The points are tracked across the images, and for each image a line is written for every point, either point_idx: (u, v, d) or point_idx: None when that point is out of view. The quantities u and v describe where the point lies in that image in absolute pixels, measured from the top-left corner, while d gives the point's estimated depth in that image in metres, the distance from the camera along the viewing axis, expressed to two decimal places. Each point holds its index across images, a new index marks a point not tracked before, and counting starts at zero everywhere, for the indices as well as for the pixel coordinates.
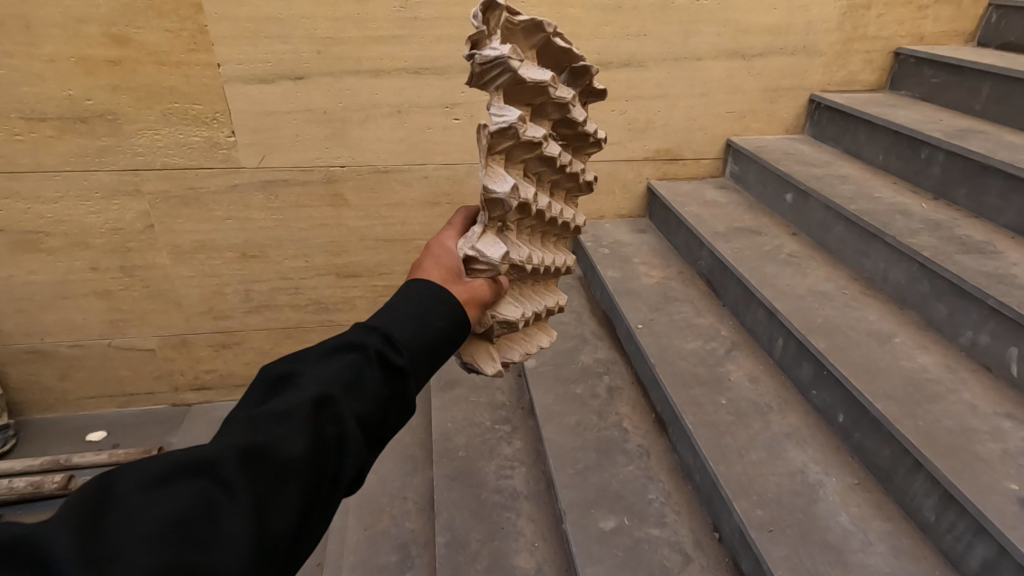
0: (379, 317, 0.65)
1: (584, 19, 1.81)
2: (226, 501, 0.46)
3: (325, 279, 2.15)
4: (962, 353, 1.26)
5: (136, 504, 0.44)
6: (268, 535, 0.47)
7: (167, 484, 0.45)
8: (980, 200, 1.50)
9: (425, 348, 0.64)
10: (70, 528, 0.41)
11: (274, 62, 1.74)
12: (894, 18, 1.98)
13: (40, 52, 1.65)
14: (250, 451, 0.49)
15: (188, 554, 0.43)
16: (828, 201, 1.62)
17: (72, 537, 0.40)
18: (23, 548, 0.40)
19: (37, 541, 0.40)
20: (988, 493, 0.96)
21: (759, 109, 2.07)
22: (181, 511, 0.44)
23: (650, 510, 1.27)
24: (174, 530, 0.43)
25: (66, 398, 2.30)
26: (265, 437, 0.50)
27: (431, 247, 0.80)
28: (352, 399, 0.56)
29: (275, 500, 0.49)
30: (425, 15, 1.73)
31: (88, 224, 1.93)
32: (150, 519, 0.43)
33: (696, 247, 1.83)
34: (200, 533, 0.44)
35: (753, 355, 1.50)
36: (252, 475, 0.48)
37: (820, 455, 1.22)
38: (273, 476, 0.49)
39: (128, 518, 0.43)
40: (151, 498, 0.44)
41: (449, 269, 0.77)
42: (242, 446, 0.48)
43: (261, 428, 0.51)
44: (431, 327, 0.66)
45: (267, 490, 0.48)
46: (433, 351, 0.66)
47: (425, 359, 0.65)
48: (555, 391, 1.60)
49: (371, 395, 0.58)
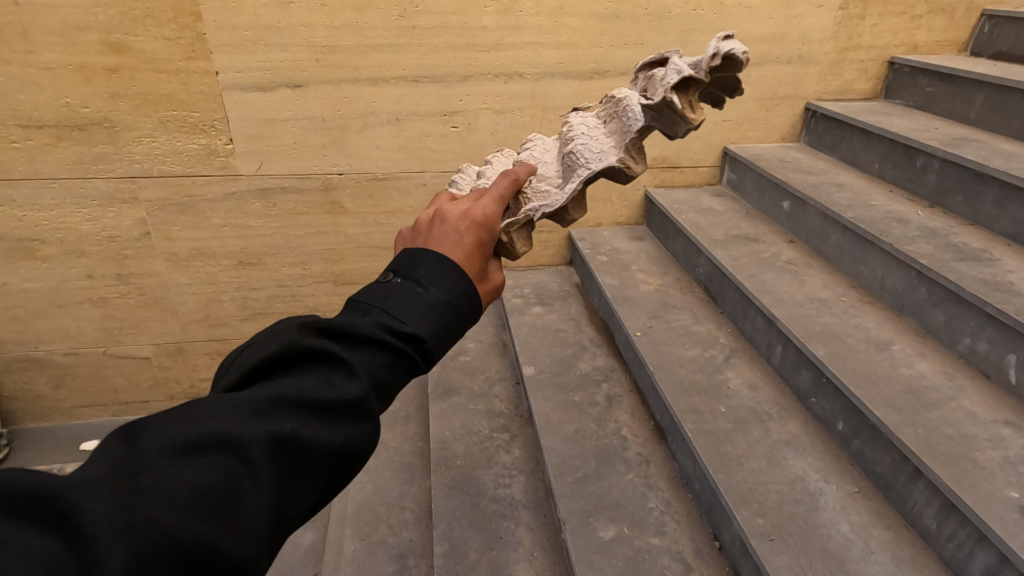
0: (419, 309, 0.63)
1: (581, 28, 1.82)
2: (251, 481, 0.45)
3: (322, 286, 2.14)
4: (960, 360, 1.26)
5: (165, 469, 0.42)
6: (279, 521, 0.48)
7: (197, 452, 0.44)
8: (975, 207, 1.50)
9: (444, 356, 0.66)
10: (103, 486, 0.39)
11: (273, 70, 1.74)
12: (888, 27, 1.99)
13: (37, 60, 1.64)
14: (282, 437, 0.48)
15: (212, 531, 0.42)
16: (825, 208, 1.63)
17: (106, 496, 0.39)
18: (54, 501, 0.37)
19: (67, 496, 0.38)
20: (989, 501, 0.95)
21: (755, 117, 2.08)
22: (212, 486, 0.43)
23: (649, 519, 1.26)
24: (203, 504, 0.42)
25: (60, 407, 2.28)
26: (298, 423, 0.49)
27: (474, 215, 0.76)
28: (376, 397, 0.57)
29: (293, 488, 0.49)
30: (423, 24, 1.74)
31: (84, 231, 1.92)
32: (181, 487, 0.41)
33: (693, 255, 1.84)
34: (226, 511, 0.43)
35: (751, 362, 1.50)
36: (277, 460, 0.48)
37: (820, 463, 1.21)
38: (297, 464, 0.49)
39: (157, 483, 0.41)
40: (181, 466, 0.43)
41: (483, 251, 0.75)
42: (275, 432, 0.47)
43: (292, 411, 0.50)
44: (455, 337, 0.67)
45: (286, 476, 0.48)
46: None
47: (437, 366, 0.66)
48: (553, 398, 1.59)
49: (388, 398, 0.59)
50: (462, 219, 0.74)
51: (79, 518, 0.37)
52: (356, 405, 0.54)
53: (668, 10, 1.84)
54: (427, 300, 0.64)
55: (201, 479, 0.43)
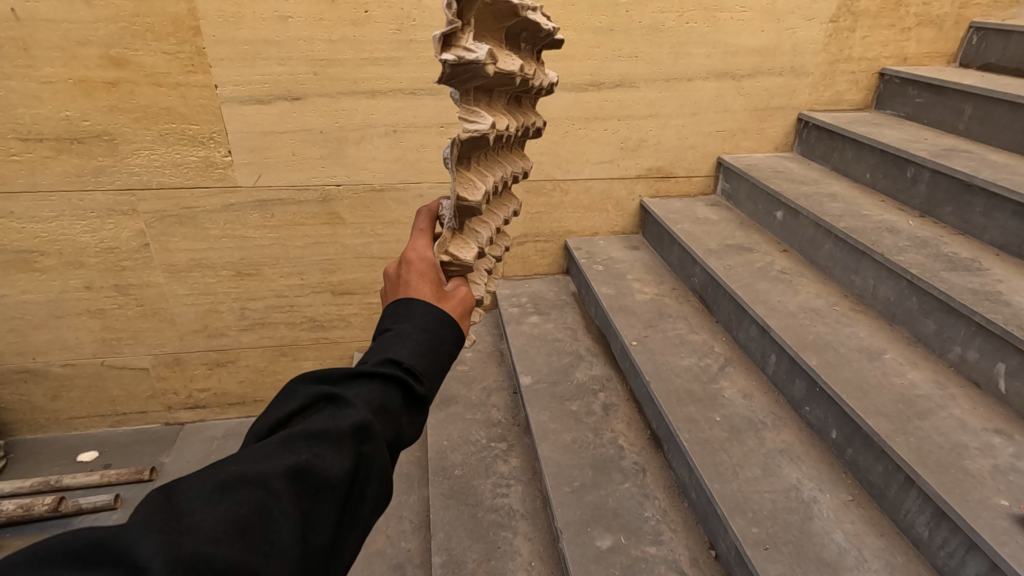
0: (396, 342, 0.66)
1: (576, 42, 1.85)
2: (278, 511, 0.48)
3: (320, 296, 2.15)
4: (951, 369, 1.28)
5: (201, 510, 0.45)
6: (311, 549, 0.49)
7: (226, 492, 0.47)
8: (965, 217, 1.53)
9: (440, 372, 0.68)
10: (151, 529, 0.43)
11: (270, 83, 1.76)
12: (878, 39, 2.03)
13: (38, 75, 1.66)
14: (298, 468, 0.50)
15: (249, 561, 0.45)
16: (817, 219, 1.65)
17: (156, 537, 0.42)
18: (108, 545, 0.41)
19: (120, 541, 0.41)
20: (979, 509, 0.97)
21: (749, 127, 2.10)
22: (242, 520, 0.46)
23: (646, 528, 1.27)
24: (237, 538, 0.45)
25: (57, 418, 2.28)
26: (310, 455, 0.52)
27: (405, 257, 0.81)
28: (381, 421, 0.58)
29: (317, 517, 0.51)
30: (420, 38, 1.76)
31: (82, 243, 1.93)
32: (217, 525, 0.45)
33: (688, 264, 1.86)
34: (259, 541, 0.46)
35: (746, 371, 1.51)
36: (299, 491, 0.50)
37: (814, 472, 1.23)
38: (318, 493, 0.51)
39: (194, 523, 0.44)
40: (214, 505, 0.46)
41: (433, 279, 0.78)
42: (292, 464, 0.50)
43: (306, 445, 0.52)
44: (442, 351, 0.69)
45: (310, 506, 0.50)
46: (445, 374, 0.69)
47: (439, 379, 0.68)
48: (550, 408, 1.60)
49: (395, 421, 0.61)
50: (402, 269, 0.78)
51: (135, 555, 0.41)
52: (360, 432, 0.55)
53: (660, 23, 1.86)
54: (402, 332, 0.67)
55: (233, 513, 0.46)
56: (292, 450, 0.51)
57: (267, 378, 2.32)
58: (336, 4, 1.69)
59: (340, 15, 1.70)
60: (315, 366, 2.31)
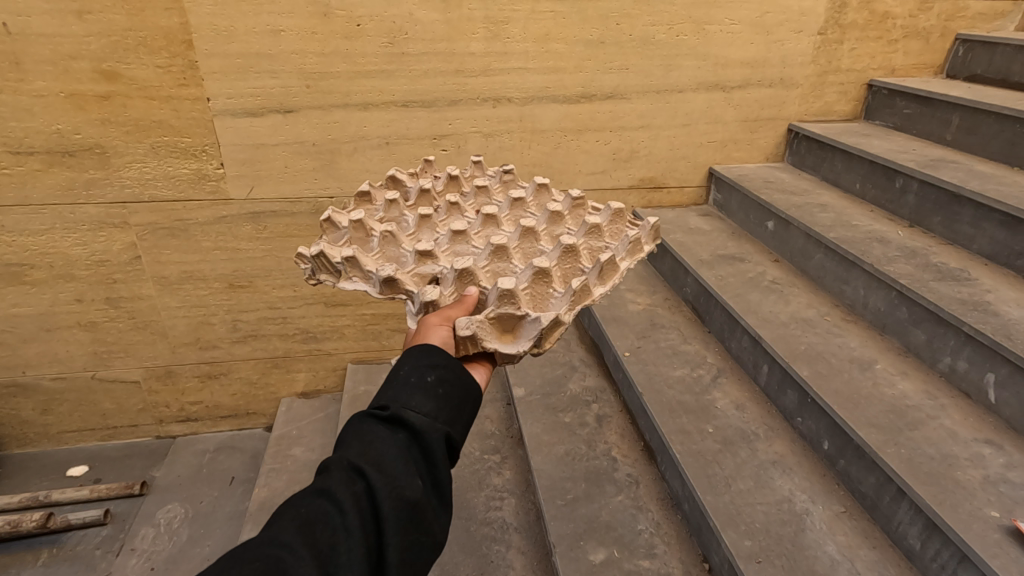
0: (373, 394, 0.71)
1: (568, 54, 1.86)
2: (291, 564, 0.52)
3: (313, 308, 2.14)
4: (941, 378, 1.28)
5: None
6: None
7: (241, 558, 0.52)
8: (954, 227, 1.54)
9: (418, 386, 0.69)
10: None
11: (263, 96, 1.76)
12: (865, 51, 2.05)
13: (30, 88, 1.66)
14: (300, 518, 0.56)
15: None
16: (808, 229, 1.66)
17: None
18: None
19: None
20: (970, 520, 0.97)
21: (739, 138, 2.12)
22: (257, 574, 0.50)
23: (639, 541, 1.27)
24: None
25: (47, 432, 2.26)
26: (310, 507, 0.57)
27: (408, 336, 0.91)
28: (370, 455, 0.61)
29: (337, 551, 0.55)
30: (412, 51, 1.78)
31: (73, 256, 1.92)
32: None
33: (681, 275, 1.86)
34: None
35: (738, 382, 1.51)
36: (308, 541, 0.54)
37: (807, 483, 1.23)
38: (326, 535, 0.55)
39: None
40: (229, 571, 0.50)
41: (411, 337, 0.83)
42: (293, 522, 0.55)
43: (305, 504, 0.57)
44: (407, 372, 0.71)
45: (325, 550, 0.54)
46: (433, 386, 0.70)
47: (431, 394, 0.69)
48: (543, 420, 1.60)
49: (389, 447, 0.62)
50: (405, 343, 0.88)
51: None
52: (347, 474, 0.59)
53: (651, 36, 1.88)
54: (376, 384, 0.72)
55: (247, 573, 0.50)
56: (295, 508, 0.57)
57: (259, 391, 2.31)
58: (329, 17, 1.70)
59: (332, 29, 1.71)
60: (308, 378, 2.31)
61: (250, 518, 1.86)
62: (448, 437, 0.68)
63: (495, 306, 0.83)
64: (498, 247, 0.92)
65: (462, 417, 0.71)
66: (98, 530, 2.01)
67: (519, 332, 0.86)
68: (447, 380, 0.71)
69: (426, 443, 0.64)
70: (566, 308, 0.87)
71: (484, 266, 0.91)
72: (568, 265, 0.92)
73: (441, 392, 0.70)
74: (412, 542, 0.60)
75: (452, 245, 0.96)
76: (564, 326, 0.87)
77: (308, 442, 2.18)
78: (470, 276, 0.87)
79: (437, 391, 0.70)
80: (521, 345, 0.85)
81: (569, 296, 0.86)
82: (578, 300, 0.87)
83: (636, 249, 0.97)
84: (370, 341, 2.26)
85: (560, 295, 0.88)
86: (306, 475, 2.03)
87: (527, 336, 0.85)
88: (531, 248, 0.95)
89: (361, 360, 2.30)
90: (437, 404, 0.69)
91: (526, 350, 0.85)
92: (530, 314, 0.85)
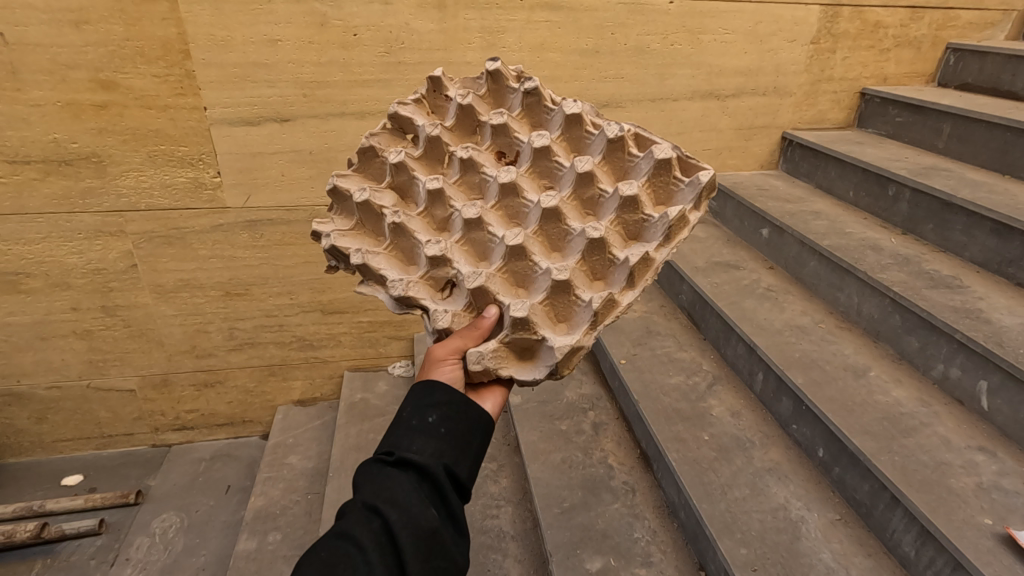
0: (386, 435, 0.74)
1: (563, 63, 1.87)
2: None
3: (310, 316, 2.14)
4: (934, 386, 1.29)
5: None
6: None
7: None
8: (946, 235, 1.55)
9: (423, 424, 0.72)
10: None
11: (260, 105, 1.77)
12: (858, 60, 2.08)
13: (27, 98, 1.66)
14: (324, 562, 0.60)
15: None
16: (802, 237, 1.67)
17: None
18: None
19: None
20: (963, 529, 0.98)
21: (734, 146, 2.13)
22: None
23: (636, 550, 1.27)
24: None
25: (41, 441, 2.25)
26: (332, 550, 0.61)
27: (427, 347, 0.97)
28: (383, 494, 0.65)
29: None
30: (409, 60, 1.79)
31: (69, 264, 1.91)
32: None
33: (676, 282, 1.87)
34: None
35: (734, 389, 1.52)
36: None
37: (802, 491, 1.23)
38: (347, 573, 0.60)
39: None
40: None
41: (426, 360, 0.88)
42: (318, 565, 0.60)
43: (328, 546, 0.62)
44: (412, 410, 0.74)
45: None
46: (438, 423, 0.73)
47: (435, 430, 0.72)
48: (540, 428, 1.60)
49: (400, 485, 0.66)
50: None
51: None
52: (363, 515, 0.64)
53: (646, 45, 1.90)
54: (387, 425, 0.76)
55: None
56: (319, 552, 0.62)
57: (256, 399, 2.31)
58: (326, 27, 1.71)
59: (330, 38, 1.72)
60: (304, 386, 2.31)
61: (245, 527, 1.85)
62: (458, 469, 0.71)
63: (509, 333, 0.88)
64: (515, 248, 0.91)
65: (471, 446, 0.74)
66: (92, 540, 2.00)
67: (537, 354, 0.91)
68: (451, 414, 0.74)
69: (435, 475, 0.68)
70: (587, 328, 0.90)
71: (501, 268, 0.93)
72: (597, 259, 0.93)
73: (446, 427, 0.73)
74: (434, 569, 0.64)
75: (467, 232, 0.95)
76: (584, 349, 0.90)
77: (305, 450, 2.18)
78: (483, 294, 0.90)
79: (440, 428, 0.73)
80: (539, 372, 0.89)
81: (590, 316, 0.88)
82: (602, 316, 0.90)
83: (675, 231, 0.93)
84: (367, 348, 2.27)
85: (584, 306, 0.91)
86: (302, 484, 2.03)
87: (544, 363, 0.90)
88: (558, 231, 0.95)
89: (357, 368, 2.30)
90: (440, 442, 0.71)
91: (544, 377, 0.89)
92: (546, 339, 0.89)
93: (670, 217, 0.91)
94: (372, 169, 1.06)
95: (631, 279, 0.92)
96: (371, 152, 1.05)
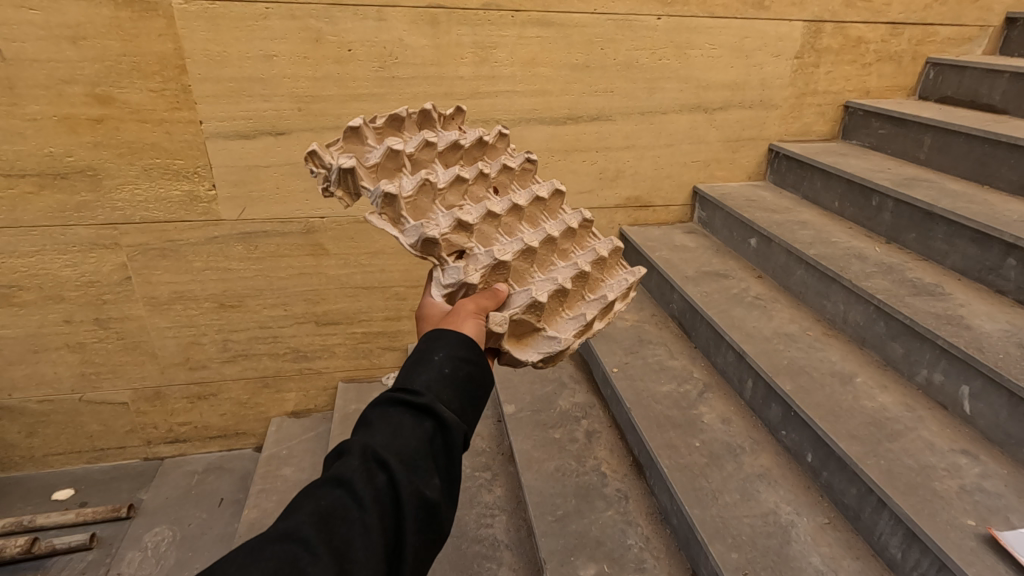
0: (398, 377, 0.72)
1: (554, 78, 1.91)
2: (309, 553, 0.55)
3: (304, 327, 2.15)
4: (919, 391, 1.32)
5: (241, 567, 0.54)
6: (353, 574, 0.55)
7: (259, 548, 0.55)
8: (928, 244, 1.59)
9: (445, 379, 0.71)
10: None
11: (255, 119, 1.79)
12: (841, 74, 2.13)
13: (22, 112, 1.68)
14: (321, 509, 0.58)
15: None
16: (789, 246, 1.71)
17: None
18: None
19: None
20: (947, 530, 1.00)
21: (721, 158, 2.18)
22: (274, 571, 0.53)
23: (629, 556, 1.28)
24: None
25: (32, 456, 2.23)
26: (330, 498, 0.59)
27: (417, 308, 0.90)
28: (390, 447, 0.63)
29: (355, 544, 0.57)
30: (402, 75, 1.82)
31: (62, 277, 1.92)
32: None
33: (667, 291, 1.90)
34: None
35: (724, 396, 1.54)
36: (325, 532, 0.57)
37: (791, 496, 1.25)
38: (339, 527, 0.58)
39: None
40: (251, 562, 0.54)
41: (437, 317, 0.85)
42: (314, 514, 0.58)
43: (326, 493, 0.60)
44: (435, 363, 0.73)
45: (341, 541, 0.57)
46: (461, 382, 0.72)
47: (452, 390, 0.71)
48: (534, 437, 1.61)
49: (409, 440, 0.64)
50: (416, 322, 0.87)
51: None
52: (364, 464, 0.62)
53: (635, 60, 1.94)
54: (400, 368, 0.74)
55: (265, 566, 0.53)
56: (315, 499, 0.59)
57: (249, 411, 2.31)
58: (321, 43, 1.74)
59: (324, 54, 1.75)
60: (298, 398, 2.31)
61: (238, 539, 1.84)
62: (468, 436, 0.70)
63: (523, 311, 0.92)
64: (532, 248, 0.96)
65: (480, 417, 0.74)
66: (83, 555, 1.98)
67: (530, 342, 0.97)
68: (470, 376, 0.74)
69: (450, 439, 0.67)
70: (573, 333, 0.99)
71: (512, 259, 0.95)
72: (579, 288, 1.02)
73: (462, 389, 0.72)
74: (422, 541, 0.63)
75: (482, 222, 0.98)
76: (569, 350, 0.99)
77: (298, 461, 2.17)
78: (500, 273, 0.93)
79: (463, 386, 0.73)
80: (532, 355, 0.96)
81: (580, 324, 0.98)
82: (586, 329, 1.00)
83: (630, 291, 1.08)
84: (361, 359, 2.27)
85: (569, 318, 1.01)
86: None
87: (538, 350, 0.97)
88: (547, 258, 1.01)
89: (351, 379, 2.31)
90: (463, 402, 0.71)
91: (536, 361, 0.96)
92: (545, 331, 0.98)
93: (633, 281, 1.07)
94: (387, 128, 1.04)
95: (606, 310, 1.03)
96: (399, 122, 1.04)
